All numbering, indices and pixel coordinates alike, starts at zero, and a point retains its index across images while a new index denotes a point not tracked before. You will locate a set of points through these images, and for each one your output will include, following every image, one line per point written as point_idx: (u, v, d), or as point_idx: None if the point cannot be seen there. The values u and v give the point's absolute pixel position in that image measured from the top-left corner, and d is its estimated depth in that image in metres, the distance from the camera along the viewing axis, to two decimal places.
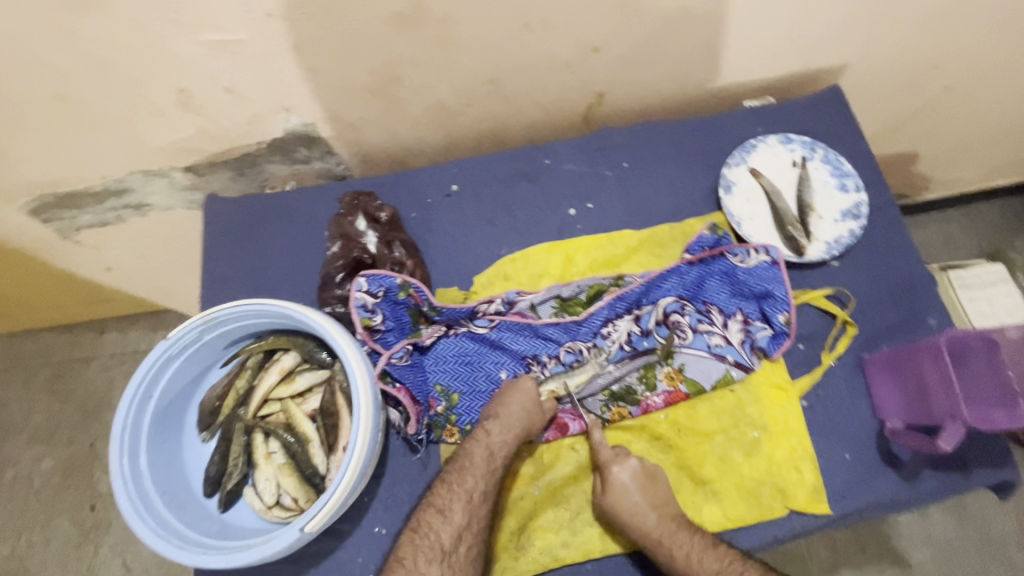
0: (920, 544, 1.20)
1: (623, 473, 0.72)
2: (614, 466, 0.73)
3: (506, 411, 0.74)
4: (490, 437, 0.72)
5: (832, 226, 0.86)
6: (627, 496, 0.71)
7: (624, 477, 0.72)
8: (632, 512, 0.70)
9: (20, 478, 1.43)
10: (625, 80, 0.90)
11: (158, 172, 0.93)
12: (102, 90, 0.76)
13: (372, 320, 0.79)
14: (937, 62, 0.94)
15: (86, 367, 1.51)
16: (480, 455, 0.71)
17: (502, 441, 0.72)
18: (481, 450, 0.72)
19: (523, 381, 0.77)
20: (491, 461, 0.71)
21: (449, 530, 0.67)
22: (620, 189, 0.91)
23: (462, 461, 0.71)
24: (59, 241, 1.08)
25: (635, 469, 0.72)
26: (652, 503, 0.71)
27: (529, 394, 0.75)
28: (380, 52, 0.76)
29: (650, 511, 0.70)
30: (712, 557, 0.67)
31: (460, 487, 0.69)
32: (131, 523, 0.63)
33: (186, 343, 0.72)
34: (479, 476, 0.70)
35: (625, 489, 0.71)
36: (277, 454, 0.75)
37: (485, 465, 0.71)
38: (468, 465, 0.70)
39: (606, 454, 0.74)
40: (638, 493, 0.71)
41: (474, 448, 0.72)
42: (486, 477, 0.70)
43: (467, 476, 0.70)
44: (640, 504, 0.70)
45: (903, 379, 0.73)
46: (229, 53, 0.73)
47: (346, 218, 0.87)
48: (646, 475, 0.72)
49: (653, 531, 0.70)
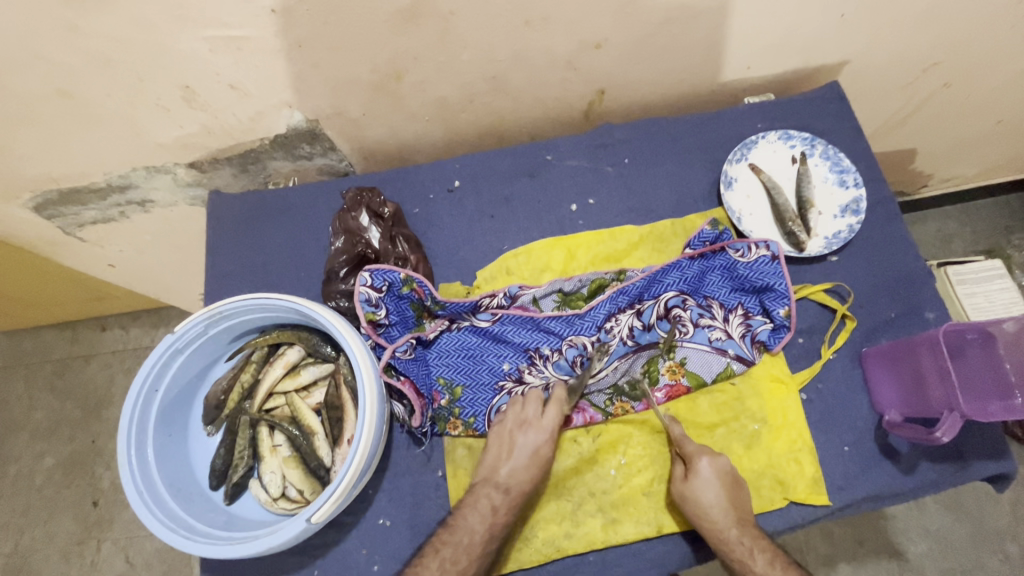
0: (917, 538, 1.21)
1: (706, 465, 0.72)
2: (699, 457, 0.72)
3: (515, 483, 0.73)
4: (495, 515, 0.71)
5: (831, 221, 0.87)
6: (709, 490, 0.71)
7: (707, 470, 0.72)
8: (714, 511, 0.70)
9: (22, 474, 1.44)
10: (626, 76, 0.90)
11: (161, 168, 0.94)
12: (106, 87, 0.76)
13: (376, 313, 0.79)
14: (935, 59, 0.94)
15: (87, 363, 1.52)
16: (479, 528, 0.70)
17: (500, 519, 0.71)
18: (483, 526, 0.70)
19: (526, 419, 0.76)
20: (489, 538, 0.70)
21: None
22: (621, 185, 0.92)
23: (461, 535, 0.69)
24: (62, 237, 1.08)
25: (697, 482, 0.72)
26: (730, 505, 0.71)
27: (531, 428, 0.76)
28: (383, 48, 0.76)
29: (728, 513, 0.70)
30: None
31: (460, 532, 0.69)
32: (139, 514, 0.64)
33: (192, 337, 0.72)
34: (472, 553, 0.69)
35: (705, 486, 0.71)
36: (282, 446, 0.75)
37: (478, 540, 0.70)
38: (466, 542, 0.69)
39: (691, 447, 0.74)
40: (718, 490, 0.71)
41: (473, 522, 0.70)
42: (478, 560, 0.69)
43: (462, 555, 0.68)
44: (719, 504, 0.70)
45: (900, 372, 0.74)
46: (233, 49, 0.73)
47: (350, 212, 0.87)
48: (729, 475, 0.73)
49: (728, 534, 0.69)
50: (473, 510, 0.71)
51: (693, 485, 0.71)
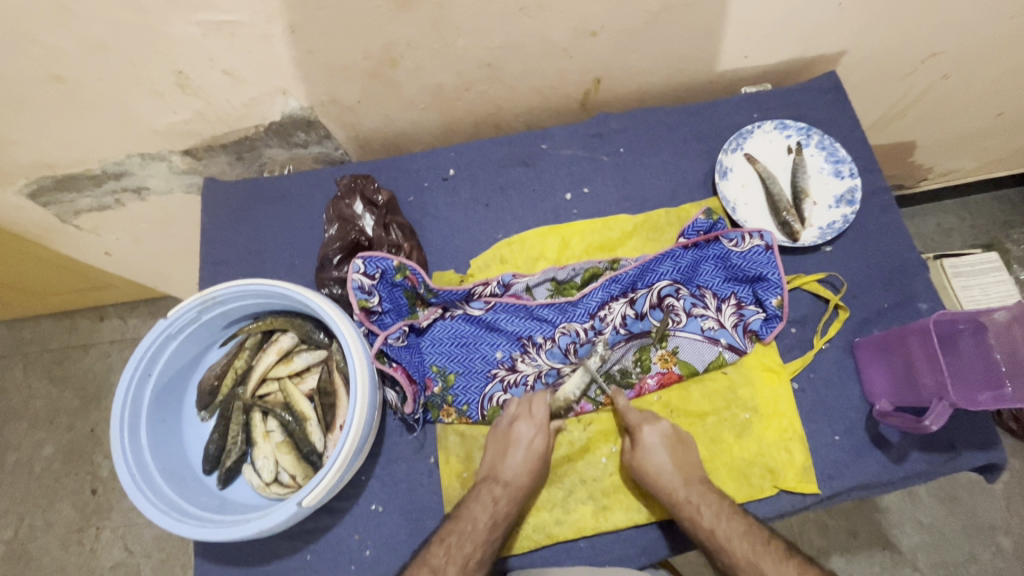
0: (911, 531, 1.21)
1: (652, 433, 0.74)
2: (643, 426, 0.75)
3: (516, 478, 0.73)
4: (497, 506, 0.71)
5: (826, 212, 0.86)
6: (658, 453, 0.72)
7: (653, 437, 0.73)
8: (665, 471, 0.71)
9: (22, 462, 1.45)
10: (622, 65, 0.90)
11: (156, 155, 0.94)
12: (99, 71, 0.76)
13: (369, 300, 0.79)
14: (934, 50, 0.94)
15: (86, 353, 1.52)
16: (482, 518, 0.70)
17: (503, 510, 0.72)
18: (486, 515, 0.71)
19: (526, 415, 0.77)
20: (491, 528, 0.70)
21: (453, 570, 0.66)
22: (615, 174, 0.92)
23: (465, 524, 0.70)
24: (58, 225, 1.08)
25: (649, 451, 0.73)
26: (677, 464, 0.72)
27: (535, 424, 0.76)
28: (377, 34, 0.76)
29: (676, 473, 0.72)
30: (739, 522, 0.68)
31: (463, 526, 0.69)
32: (131, 496, 0.64)
33: (185, 322, 0.73)
34: (478, 543, 0.69)
35: (653, 446, 0.73)
36: (275, 432, 0.76)
37: (482, 528, 0.70)
38: (471, 530, 0.69)
39: (633, 418, 0.76)
40: (667, 452, 0.73)
41: (477, 512, 0.71)
42: (482, 548, 0.69)
43: (468, 542, 0.68)
44: (668, 464, 0.72)
45: (891, 362, 0.74)
46: (226, 34, 0.73)
47: (344, 200, 0.88)
48: (674, 437, 0.74)
49: (679, 493, 0.71)
50: (476, 502, 0.71)
51: (647, 448, 0.73)
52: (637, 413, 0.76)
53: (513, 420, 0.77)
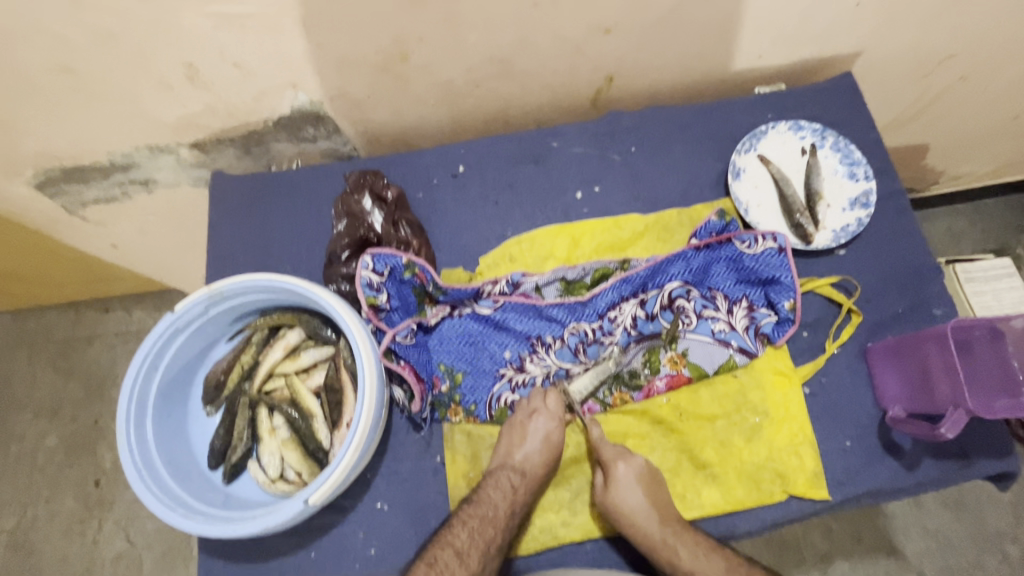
0: (915, 536, 1.21)
1: (623, 471, 0.72)
2: (616, 462, 0.73)
3: (534, 465, 0.74)
4: (517, 495, 0.72)
5: (840, 214, 0.85)
6: (629, 497, 0.70)
7: (626, 475, 0.72)
8: (638, 510, 0.70)
9: (25, 452, 1.45)
10: (634, 63, 0.89)
11: (164, 148, 0.93)
12: (109, 62, 0.75)
13: (377, 298, 0.79)
14: (953, 51, 0.92)
15: (90, 344, 1.52)
16: (504, 504, 0.71)
17: (523, 494, 0.73)
18: (505, 502, 0.71)
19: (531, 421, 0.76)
20: (512, 514, 0.71)
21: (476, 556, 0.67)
22: (626, 173, 0.91)
23: (486, 509, 0.70)
24: (65, 217, 1.08)
25: (622, 492, 0.71)
26: (653, 504, 0.71)
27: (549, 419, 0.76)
28: (387, 29, 0.75)
29: (652, 513, 0.71)
30: (717, 560, 0.69)
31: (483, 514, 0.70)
32: (137, 491, 0.64)
33: (192, 317, 0.72)
34: (499, 528, 0.70)
35: (621, 495, 0.71)
36: (281, 428, 0.75)
37: (503, 514, 0.71)
38: (491, 515, 0.70)
39: (607, 453, 0.75)
40: (641, 493, 0.71)
41: (498, 499, 0.71)
42: (502, 531, 0.70)
43: (489, 527, 0.69)
44: (642, 508, 0.70)
45: (906, 367, 0.73)
46: (237, 26, 0.72)
47: (353, 195, 0.86)
48: (649, 475, 0.73)
49: (655, 535, 0.70)
50: (497, 486, 0.72)
51: (625, 476, 0.72)
52: (620, 438, 0.76)
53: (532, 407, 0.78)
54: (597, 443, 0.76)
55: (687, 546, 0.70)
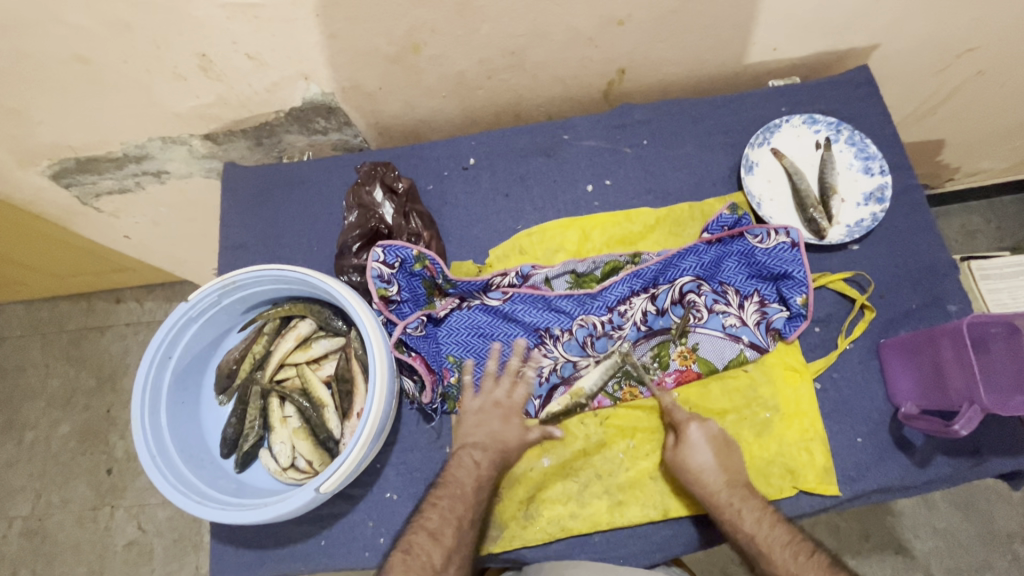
0: (925, 535, 1.20)
1: (696, 432, 0.73)
2: (690, 423, 0.74)
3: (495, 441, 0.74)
4: (480, 468, 0.72)
5: (854, 210, 0.84)
6: (699, 454, 0.72)
7: (697, 437, 0.73)
8: (706, 469, 0.71)
9: (40, 440, 1.48)
10: (647, 55, 0.88)
11: (177, 139, 0.94)
12: (124, 53, 0.76)
13: (388, 289, 0.79)
14: (972, 45, 0.91)
15: (103, 335, 1.54)
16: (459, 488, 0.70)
17: (474, 474, 0.71)
18: (471, 479, 0.71)
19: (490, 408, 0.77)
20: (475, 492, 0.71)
21: (448, 532, 0.67)
22: (637, 166, 0.90)
23: (453, 487, 0.70)
24: (78, 207, 1.09)
25: (691, 450, 0.72)
26: (719, 465, 0.71)
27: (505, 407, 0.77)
28: (400, 20, 0.75)
29: (717, 472, 0.71)
30: (783, 530, 0.68)
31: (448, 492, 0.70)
32: (151, 477, 0.65)
33: (205, 306, 0.73)
34: (468, 505, 0.70)
35: (690, 458, 0.72)
36: (292, 418, 0.76)
37: (470, 498, 0.70)
38: (461, 492, 0.70)
39: (680, 415, 0.75)
40: (712, 453, 0.72)
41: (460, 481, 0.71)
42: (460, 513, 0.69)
43: (459, 503, 0.69)
44: (711, 465, 0.71)
45: (919, 363, 0.72)
46: (250, 17, 0.72)
47: (364, 187, 0.86)
48: (722, 439, 0.73)
49: (722, 497, 0.70)
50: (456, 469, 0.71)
51: (691, 443, 0.73)
52: (682, 411, 0.75)
53: (480, 406, 0.77)
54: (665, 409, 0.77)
55: (750, 512, 0.69)
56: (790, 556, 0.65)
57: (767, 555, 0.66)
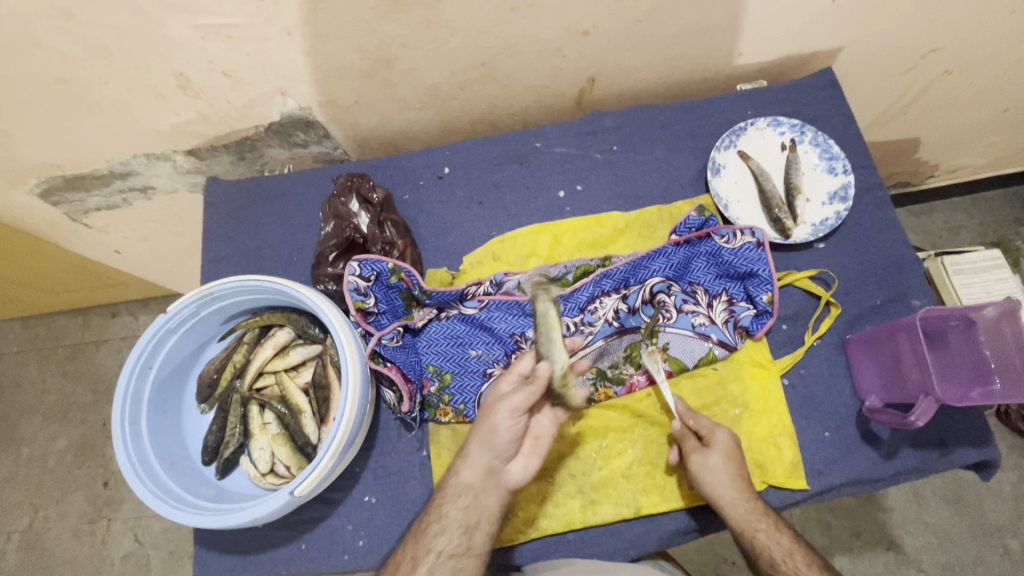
0: (915, 531, 1.21)
1: (725, 437, 0.72)
2: (716, 429, 0.72)
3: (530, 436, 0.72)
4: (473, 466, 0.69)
5: (819, 209, 0.86)
6: (726, 461, 0.70)
7: (721, 446, 0.71)
8: (731, 480, 0.70)
9: (37, 455, 1.49)
10: (615, 64, 0.90)
11: (161, 155, 0.96)
12: (104, 74, 0.78)
13: (365, 302, 0.80)
14: (934, 45, 0.93)
15: (99, 349, 1.56)
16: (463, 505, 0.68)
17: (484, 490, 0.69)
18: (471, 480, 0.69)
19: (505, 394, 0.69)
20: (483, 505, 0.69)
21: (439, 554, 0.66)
22: (608, 171, 0.92)
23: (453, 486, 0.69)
24: (68, 224, 1.12)
25: (717, 457, 0.70)
26: (738, 476, 0.70)
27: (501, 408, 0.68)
28: (371, 36, 0.77)
29: (735, 483, 0.70)
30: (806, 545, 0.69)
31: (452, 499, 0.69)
32: (130, 484, 0.66)
33: (184, 317, 0.75)
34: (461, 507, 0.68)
35: (712, 468, 0.70)
36: (271, 424, 0.77)
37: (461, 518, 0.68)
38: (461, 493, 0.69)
39: (705, 421, 0.73)
40: (734, 461, 0.71)
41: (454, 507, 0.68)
42: (463, 535, 0.67)
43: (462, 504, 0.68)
44: (737, 473, 0.70)
45: (880, 357, 0.74)
46: (224, 36, 0.74)
47: (340, 198, 0.88)
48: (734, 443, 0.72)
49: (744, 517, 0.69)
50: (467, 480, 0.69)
51: (716, 450, 0.71)
52: (706, 419, 0.73)
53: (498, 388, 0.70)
54: (683, 414, 0.74)
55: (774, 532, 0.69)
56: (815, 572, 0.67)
57: (788, 575, 0.67)
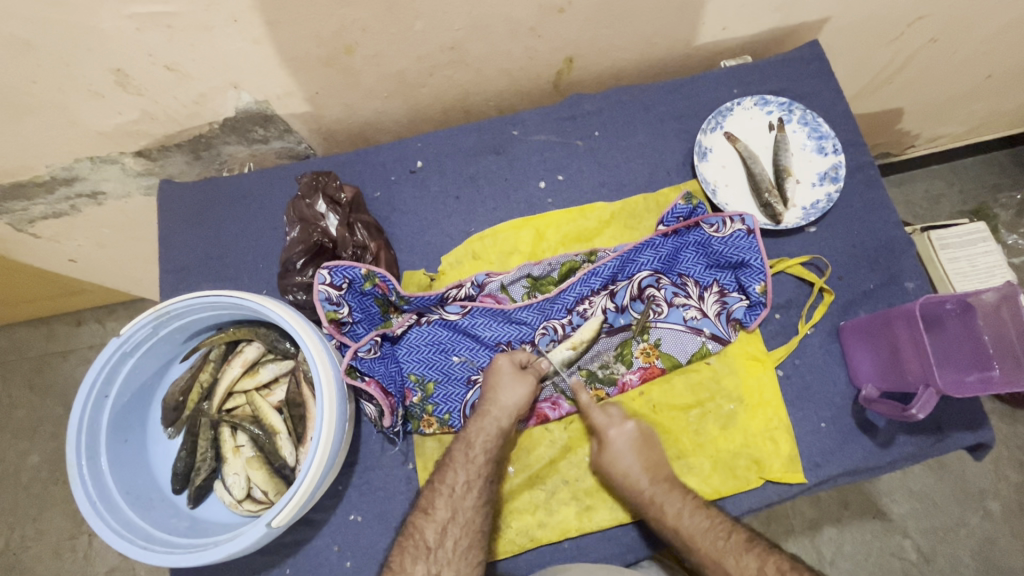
0: (901, 499, 1.22)
1: (626, 430, 0.72)
2: (610, 426, 0.72)
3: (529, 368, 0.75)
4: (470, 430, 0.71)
5: (809, 190, 0.83)
6: (625, 456, 0.70)
7: (621, 438, 0.71)
8: (637, 463, 0.70)
9: (8, 473, 1.42)
10: (593, 42, 0.85)
11: (107, 158, 0.89)
12: (28, 72, 0.70)
13: (338, 312, 0.76)
14: (922, 13, 0.89)
15: (65, 359, 1.48)
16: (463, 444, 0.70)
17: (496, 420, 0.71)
18: (462, 444, 0.70)
19: (501, 362, 0.74)
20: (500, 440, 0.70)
21: (433, 526, 0.67)
22: (591, 159, 0.88)
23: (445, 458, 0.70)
24: (13, 234, 1.03)
25: (616, 455, 0.70)
26: (646, 466, 0.70)
27: (506, 373, 0.73)
28: (326, 21, 0.70)
29: (644, 474, 0.70)
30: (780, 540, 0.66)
31: (442, 483, 0.69)
32: (92, 526, 0.62)
33: (140, 339, 0.69)
34: (459, 469, 0.69)
35: (619, 450, 0.71)
36: (245, 446, 0.73)
37: (455, 483, 0.68)
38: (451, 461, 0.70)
39: (599, 419, 0.73)
40: (635, 455, 0.70)
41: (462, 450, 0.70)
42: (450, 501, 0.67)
43: (449, 470, 0.69)
44: (636, 466, 0.70)
45: (876, 346, 0.72)
46: (162, 26, 0.67)
47: (305, 199, 0.82)
48: (641, 438, 0.72)
49: (700, 539, 0.66)
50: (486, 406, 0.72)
51: (613, 445, 0.71)
52: (603, 415, 0.73)
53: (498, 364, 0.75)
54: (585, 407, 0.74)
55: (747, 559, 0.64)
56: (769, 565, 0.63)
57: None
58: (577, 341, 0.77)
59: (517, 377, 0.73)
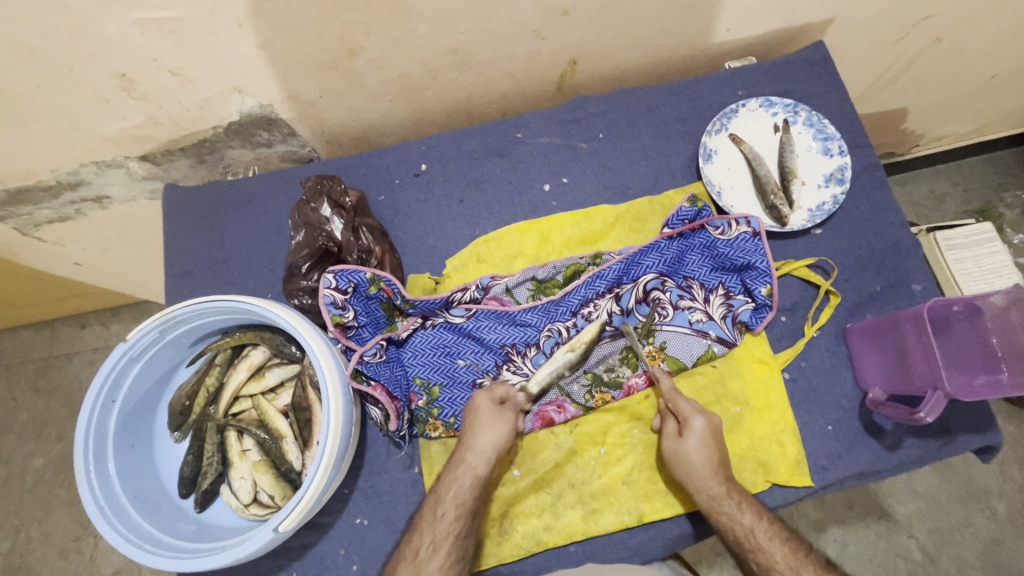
0: (906, 499, 1.21)
1: (700, 424, 0.70)
2: (694, 415, 0.71)
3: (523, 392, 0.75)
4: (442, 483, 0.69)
5: (815, 192, 0.83)
6: (702, 451, 0.69)
7: (701, 431, 0.70)
8: (709, 461, 0.69)
9: (14, 475, 1.42)
10: (597, 44, 0.85)
11: (112, 162, 0.89)
12: (33, 78, 0.70)
13: (343, 316, 0.76)
14: (928, 13, 0.89)
15: (70, 361, 1.49)
16: (431, 501, 0.68)
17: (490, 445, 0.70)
18: (432, 500, 0.68)
19: (478, 400, 0.74)
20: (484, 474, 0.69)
21: None
22: (595, 161, 0.88)
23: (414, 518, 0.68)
24: (18, 238, 1.03)
25: (694, 449, 0.69)
26: (719, 463, 0.69)
27: (482, 414, 0.72)
28: (331, 25, 0.71)
29: (717, 471, 0.68)
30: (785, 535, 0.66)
31: (407, 547, 0.65)
32: (100, 531, 0.62)
33: (147, 344, 0.69)
34: (427, 529, 0.66)
35: (695, 445, 0.69)
36: (252, 451, 0.73)
37: (419, 545, 0.65)
38: (419, 521, 0.67)
39: (686, 406, 0.71)
40: (709, 450, 0.69)
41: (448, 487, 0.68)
42: (412, 564, 0.64)
43: (415, 531, 0.66)
44: (709, 464, 0.68)
45: (884, 349, 0.72)
46: (166, 31, 0.67)
47: (309, 203, 0.82)
48: (718, 433, 0.71)
49: (754, 533, 0.65)
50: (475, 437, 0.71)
51: (694, 436, 0.70)
52: (688, 403, 0.72)
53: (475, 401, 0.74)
54: (668, 394, 0.73)
55: (783, 550, 0.64)
56: (788, 552, 0.64)
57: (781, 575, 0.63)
58: (576, 344, 0.77)
59: (494, 417, 0.72)
